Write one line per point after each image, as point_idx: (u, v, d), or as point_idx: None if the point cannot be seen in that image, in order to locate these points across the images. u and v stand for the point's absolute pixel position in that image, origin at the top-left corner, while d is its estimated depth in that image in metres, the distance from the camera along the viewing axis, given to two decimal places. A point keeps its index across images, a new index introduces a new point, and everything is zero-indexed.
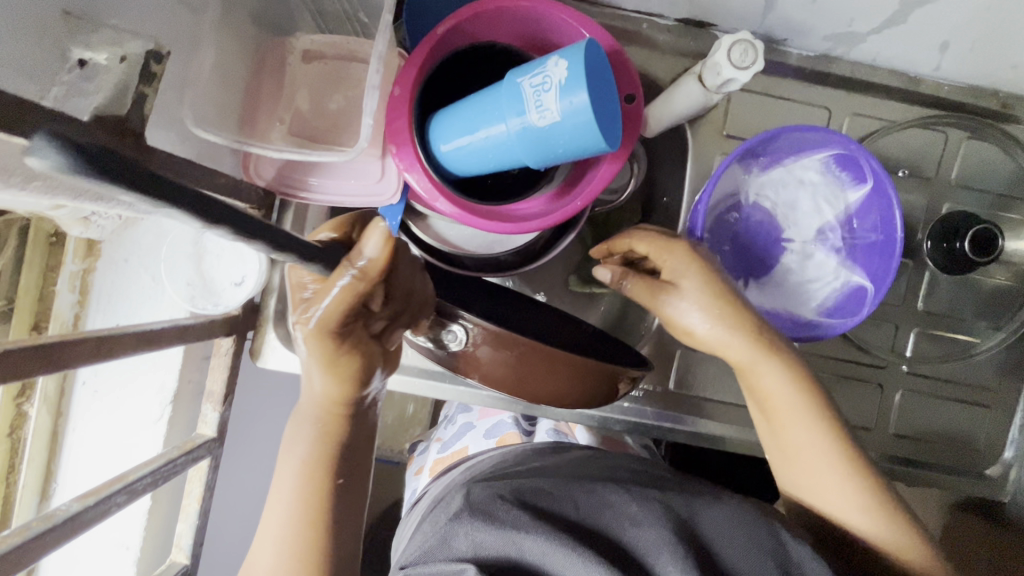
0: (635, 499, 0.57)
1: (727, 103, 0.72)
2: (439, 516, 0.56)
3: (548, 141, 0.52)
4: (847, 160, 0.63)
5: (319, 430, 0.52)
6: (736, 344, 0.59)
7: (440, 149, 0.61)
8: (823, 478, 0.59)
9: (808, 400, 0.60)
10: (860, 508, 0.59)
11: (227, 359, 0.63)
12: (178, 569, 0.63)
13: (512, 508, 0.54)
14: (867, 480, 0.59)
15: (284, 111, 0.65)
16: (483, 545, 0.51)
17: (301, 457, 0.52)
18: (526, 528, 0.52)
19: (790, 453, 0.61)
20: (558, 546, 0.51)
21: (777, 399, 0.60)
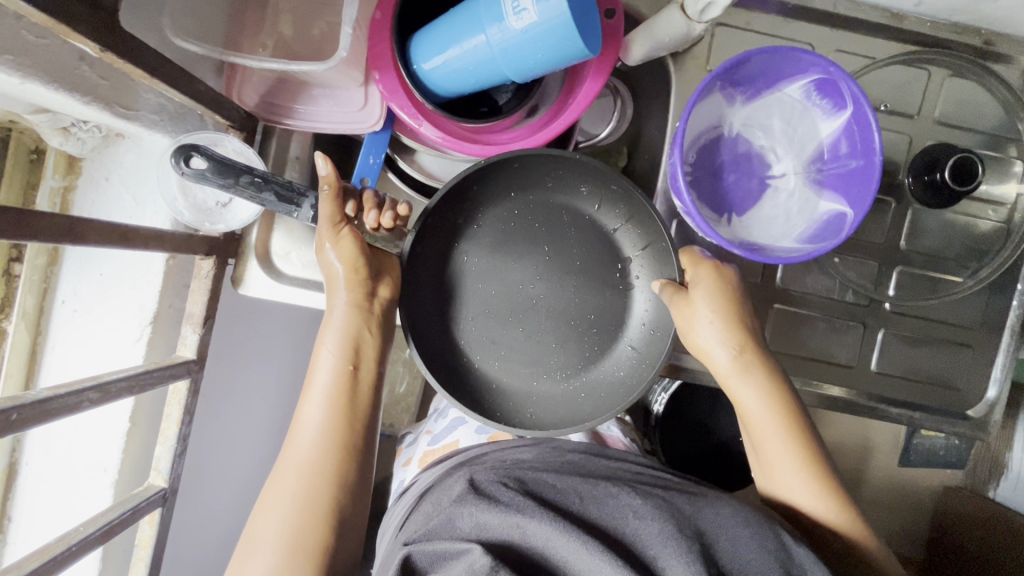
0: (640, 496, 0.57)
1: (709, 38, 0.72)
2: (441, 499, 0.59)
3: (527, 47, 0.52)
4: (826, 85, 0.63)
5: (345, 315, 0.63)
6: (733, 367, 0.63)
7: (422, 70, 0.61)
8: (802, 492, 0.61)
9: (801, 438, 0.62)
10: (826, 516, 0.60)
11: (208, 282, 0.63)
12: (156, 491, 0.62)
13: (515, 494, 0.56)
14: (833, 488, 0.61)
15: (268, 37, 0.66)
16: (485, 526, 0.53)
17: (336, 335, 0.62)
18: (529, 512, 0.53)
19: (775, 478, 0.62)
20: (559, 531, 0.52)
21: (766, 430, 0.62)
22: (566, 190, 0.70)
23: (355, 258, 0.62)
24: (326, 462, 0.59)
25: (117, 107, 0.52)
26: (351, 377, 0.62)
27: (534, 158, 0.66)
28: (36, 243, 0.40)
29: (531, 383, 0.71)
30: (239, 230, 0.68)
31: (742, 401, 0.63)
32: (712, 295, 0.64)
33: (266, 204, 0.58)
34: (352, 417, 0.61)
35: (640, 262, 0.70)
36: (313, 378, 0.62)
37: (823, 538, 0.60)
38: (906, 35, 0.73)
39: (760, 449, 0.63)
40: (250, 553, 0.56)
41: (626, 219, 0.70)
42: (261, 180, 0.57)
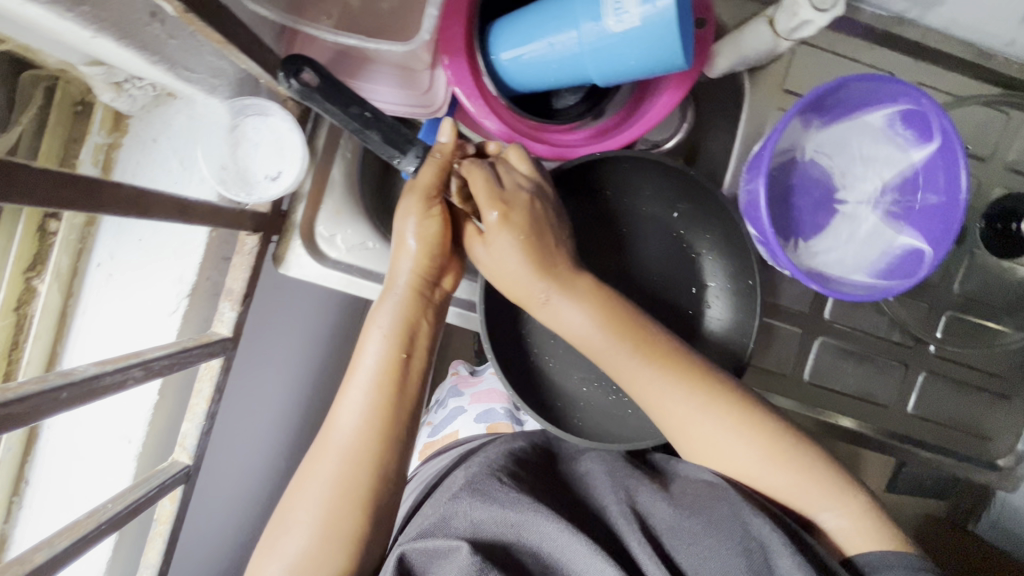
0: (621, 497, 0.58)
1: (789, 56, 0.69)
2: (439, 498, 0.59)
3: (621, 51, 0.49)
4: (913, 116, 0.61)
5: (404, 302, 0.62)
6: (624, 359, 0.60)
7: (499, 61, 0.58)
8: (715, 431, 0.59)
9: (713, 402, 0.59)
10: (739, 444, 0.59)
11: (251, 259, 0.61)
12: (181, 468, 0.61)
13: (508, 488, 0.56)
14: (730, 404, 0.59)
15: (333, 6, 0.62)
16: (478, 524, 0.54)
17: (385, 323, 0.61)
18: (521, 508, 0.54)
19: (695, 440, 0.60)
20: (555, 528, 0.53)
21: (680, 415, 0.60)
22: (658, 205, 0.70)
23: (432, 239, 0.61)
24: (364, 454, 0.57)
25: (181, 70, 0.49)
26: (402, 366, 0.60)
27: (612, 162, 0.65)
28: (105, 214, 0.38)
29: (581, 389, 0.72)
30: (285, 208, 0.65)
31: (643, 389, 0.61)
32: (512, 245, 0.59)
33: (368, 142, 0.55)
34: (398, 404, 0.60)
35: (717, 292, 0.70)
36: (361, 361, 0.61)
37: (742, 464, 0.58)
38: (990, 76, 0.70)
39: (676, 432, 0.61)
40: (282, 527, 0.56)
41: (716, 248, 0.69)
42: (374, 116, 0.54)
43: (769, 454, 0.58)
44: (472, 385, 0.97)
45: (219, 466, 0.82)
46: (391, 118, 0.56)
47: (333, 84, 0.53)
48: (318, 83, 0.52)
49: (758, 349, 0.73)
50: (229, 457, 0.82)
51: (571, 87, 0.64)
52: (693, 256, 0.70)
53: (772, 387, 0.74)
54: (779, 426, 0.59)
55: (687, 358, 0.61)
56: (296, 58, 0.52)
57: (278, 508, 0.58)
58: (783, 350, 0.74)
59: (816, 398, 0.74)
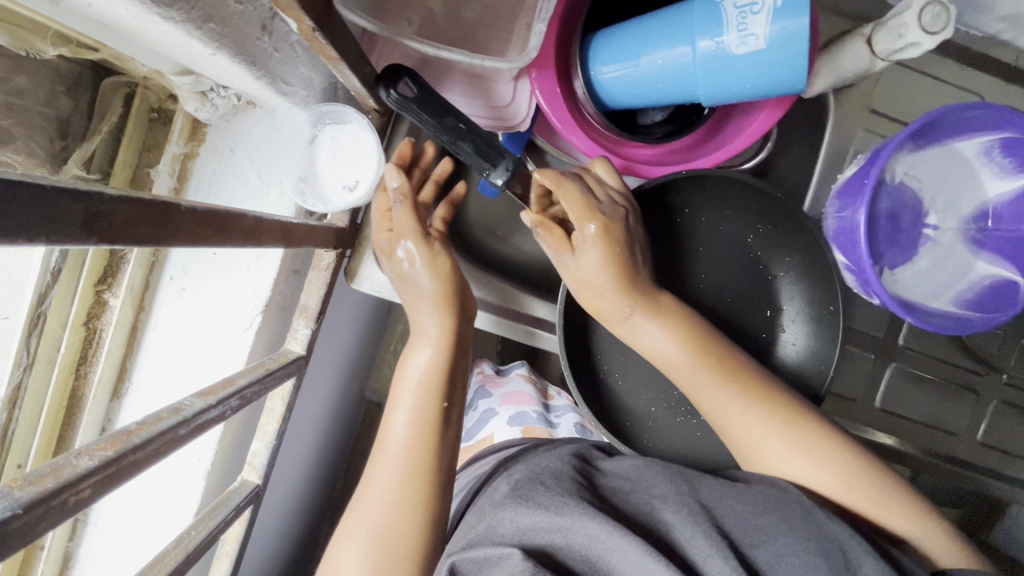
0: (674, 491, 0.52)
1: (877, 75, 0.67)
2: (484, 506, 0.56)
3: (738, 73, 0.47)
4: (1014, 146, 0.59)
5: (438, 350, 0.60)
6: (695, 372, 0.57)
7: (596, 74, 0.56)
8: (786, 450, 0.55)
9: (788, 419, 0.55)
10: (815, 465, 0.54)
11: (327, 275, 0.59)
12: (251, 489, 0.59)
13: (555, 493, 0.52)
14: (803, 421, 0.55)
15: (416, 12, 0.59)
16: (527, 531, 0.50)
17: (419, 375, 0.60)
18: (570, 513, 0.49)
19: (765, 460, 0.56)
20: (606, 529, 0.47)
21: (756, 434, 0.55)
22: (736, 222, 0.66)
23: (449, 281, 0.60)
24: (414, 487, 0.56)
25: (278, 83, 0.47)
26: (442, 415, 0.59)
27: (700, 181, 0.62)
28: (226, 246, 0.36)
29: (648, 408, 0.68)
30: (358, 221, 0.63)
31: (714, 405, 0.57)
32: (597, 257, 0.57)
33: (459, 154, 0.56)
34: (438, 451, 0.58)
35: (793, 318, 0.65)
36: (395, 409, 0.59)
37: (820, 487, 0.53)
38: None
39: (746, 450, 0.57)
40: (344, 542, 0.55)
41: (797, 273, 0.65)
42: (467, 128, 0.55)
43: (849, 476, 0.53)
44: (501, 385, 0.95)
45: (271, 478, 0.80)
46: (484, 132, 0.56)
47: (429, 94, 0.53)
48: (415, 94, 0.53)
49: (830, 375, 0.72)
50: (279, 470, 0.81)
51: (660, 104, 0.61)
52: (771, 276, 0.66)
53: (842, 412, 0.72)
54: (852, 445, 0.55)
55: (755, 370, 0.57)
56: (397, 67, 0.52)
57: (327, 553, 0.56)
58: (856, 377, 0.72)
59: (887, 424, 0.73)
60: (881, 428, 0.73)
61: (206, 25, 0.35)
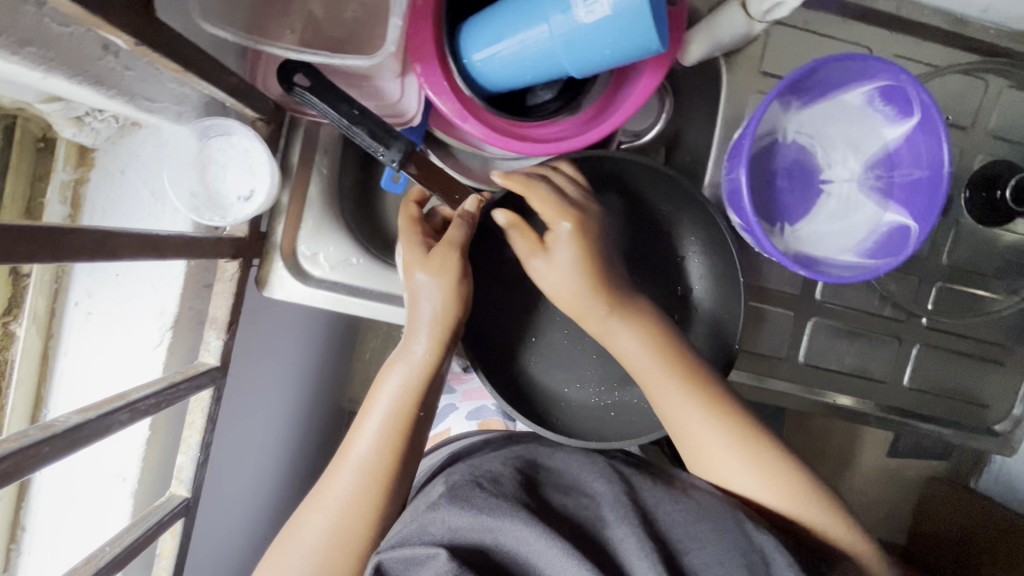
0: (608, 496, 0.52)
1: (765, 37, 0.68)
2: (419, 503, 0.52)
3: (593, 43, 0.48)
4: (892, 92, 0.60)
5: (418, 363, 0.61)
6: (663, 376, 0.58)
7: (472, 62, 0.57)
8: (732, 458, 0.56)
9: (738, 425, 0.57)
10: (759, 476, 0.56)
11: (233, 285, 0.60)
12: (178, 501, 0.60)
13: (489, 494, 0.49)
14: (749, 429, 0.58)
15: (295, 19, 0.60)
16: (457, 530, 0.47)
17: (399, 385, 0.61)
18: (505, 516, 0.47)
19: (710, 466, 0.58)
20: (537, 534, 0.46)
21: (708, 444, 0.57)
22: (644, 201, 0.67)
23: (449, 304, 0.62)
24: (376, 489, 0.57)
25: (143, 101, 0.48)
26: (416, 424, 0.60)
27: (593, 162, 0.65)
28: (65, 261, 0.37)
29: (563, 388, 0.68)
30: (264, 229, 0.64)
31: (674, 412, 0.58)
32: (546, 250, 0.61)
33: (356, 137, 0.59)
34: (404, 457, 0.59)
35: (702, 295, 0.67)
36: (370, 415, 0.61)
37: (759, 497, 0.56)
38: (968, 42, 0.70)
39: (695, 454, 0.58)
40: (291, 536, 0.56)
41: (703, 249, 0.66)
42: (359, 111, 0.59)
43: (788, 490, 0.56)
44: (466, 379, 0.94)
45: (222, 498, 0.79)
46: (378, 118, 0.60)
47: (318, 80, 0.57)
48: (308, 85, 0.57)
49: (753, 335, 0.73)
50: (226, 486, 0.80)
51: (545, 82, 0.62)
52: (676, 254, 0.68)
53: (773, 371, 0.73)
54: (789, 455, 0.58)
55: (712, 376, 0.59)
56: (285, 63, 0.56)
57: (269, 552, 0.57)
58: (779, 335, 0.73)
59: (816, 379, 0.74)
60: (807, 383, 0.74)
61: (23, 50, 0.36)
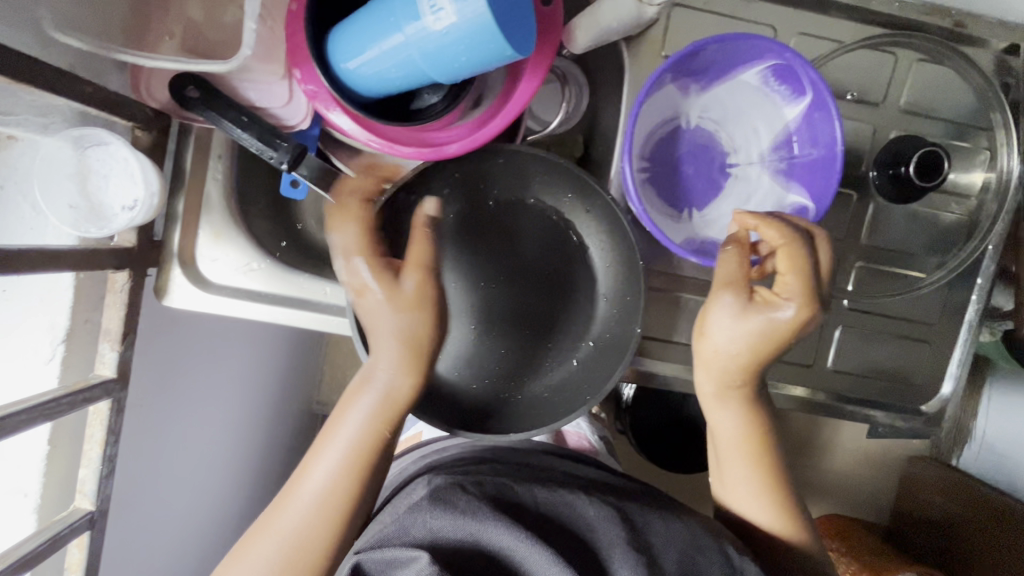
0: (592, 501, 0.56)
1: (664, 20, 0.67)
2: (401, 504, 0.56)
3: (447, 49, 0.48)
4: (785, 72, 0.60)
5: (389, 394, 0.58)
6: (730, 427, 0.62)
7: (341, 68, 0.56)
8: (744, 481, 0.62)
9: (763, 459, 0.62)
10: (762, 503, 0.62)
11: (125, 296, 0.60)
12: (82, 515, 0.60)
13: (472, 497, 0.53)
14: (769, 464, 0.62)
15: (174, 24, 0.59)
16: (439, 531, 0.51)
17: (368, 413, 0.58)
18: (486, 519, 0.51)
19: (727, 484, 0.63)
20: (516, 534, 0.50)
21: (737, 491, 0.62)
22: (542, 195, 0.67)
23: (416, 335, 0.57)
24: (332, 516, 0.56)
25: None
26: (380, 455, 0.59)
27: (490, 156, 0.65)
28: None
29: (471, 386, 0.66)
30: (160, 238, 0.64)
31: (729, 449, 0.62)
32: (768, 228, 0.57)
33: (246, 142, 0.59)
34: (365, 481, 0.58)
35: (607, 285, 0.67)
36: (338, 436, 0.58)
37: (758, 520, 0.62)
38: (874, 17, 0.68)
39: (719, 470, 0.64)
40: (243, 558, 0.55)
41: (605, 237, 0.67)
42: (250, 116, 0.60)
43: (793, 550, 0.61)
44: None
45: (183, 521, 0.77)
46: (270, 124, 0.60)
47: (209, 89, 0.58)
48: (200, 94, 0.58)
49: (673, 324, 0.71)
50: (183, 505, 0.76)
51: (430, 86, 0.61)
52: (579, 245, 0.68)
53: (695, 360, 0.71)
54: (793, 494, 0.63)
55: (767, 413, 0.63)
56: (178, 76, 0.58)
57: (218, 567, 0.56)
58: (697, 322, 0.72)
59: None
60: None
61: None
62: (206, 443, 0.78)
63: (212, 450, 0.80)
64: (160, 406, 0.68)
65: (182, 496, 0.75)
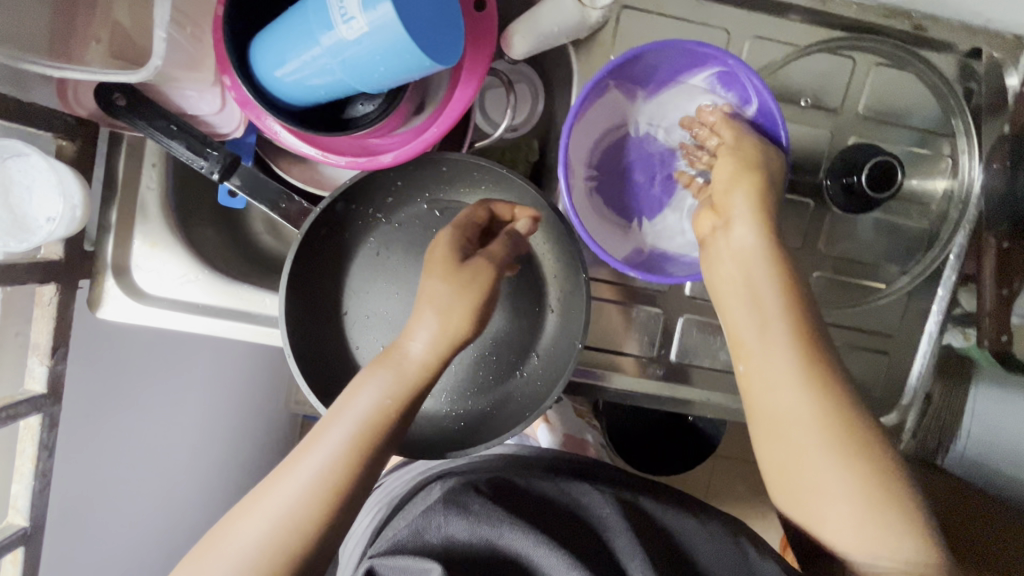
0: (590, 492, 0.62)
1: (614, 23, 0.65)
2: (412, 508, 0.58)
3: (364, 60, 0.46)
4: (730, 78, 0.58)
5: (400, 374, 0.54)
6: (798, 433, 0.53)
7: (266, 78, 0.54)
8: (837, 473, 0.52)
9: (854, 441, 0.52)
10: (864, 504, 0.51)
11: (53, 310, 0.58)
12: (14, 531, 0.59)
13: (484, 501, 0.58)
14: (861, 449, 0.52)
15: (99, 29, 0.57)
16: (453, 536, 0.56)
17: (365, 408, 0.54)
18: (498, 525, 0.56)
19: (812, 483, 0.53)
20: (529, 539, 0.56)
21: (843, 507, 0.52)
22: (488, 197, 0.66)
23: (450, 330, 0.56)
24: (329, 495, 0.52)
25: None
26: (386, 436, 0.54)
27: (433, 165, 0.63)
28: None
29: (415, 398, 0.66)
30: (93, 249, 0.63)
31: (800, 463, 0.53)
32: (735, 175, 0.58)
33: (177, 152, 0.58)
34: (359, 477, 0.53)
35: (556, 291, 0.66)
36: (334, 422, 0.54)
37: (859, 526, 0.52)
38: (832, 20, 0.66)
39: (797, 469, 0.53)
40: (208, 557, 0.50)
41: (553, 244, 0.65)
42: (181, 125, 0.58)
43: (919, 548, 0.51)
44: None
45: (141, 531, 0.76)
46: (202, 132, 0.59)
47: (136, 97, 0.57)
48: (128, 101, 0.57)
49: (626, 336, 0.70)
50: (142, 518, 0.76)
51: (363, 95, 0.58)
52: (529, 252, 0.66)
53: (646, 371, 0.70)
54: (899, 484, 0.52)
55: (843, 376, 0.54)
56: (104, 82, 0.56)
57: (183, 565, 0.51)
58: (651, 333, 0.70)
59: (693, 378, 0.71)
60: (683, 384, 0.70)
61: None
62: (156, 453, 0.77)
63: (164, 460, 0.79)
64: (98, 417, 0.67)
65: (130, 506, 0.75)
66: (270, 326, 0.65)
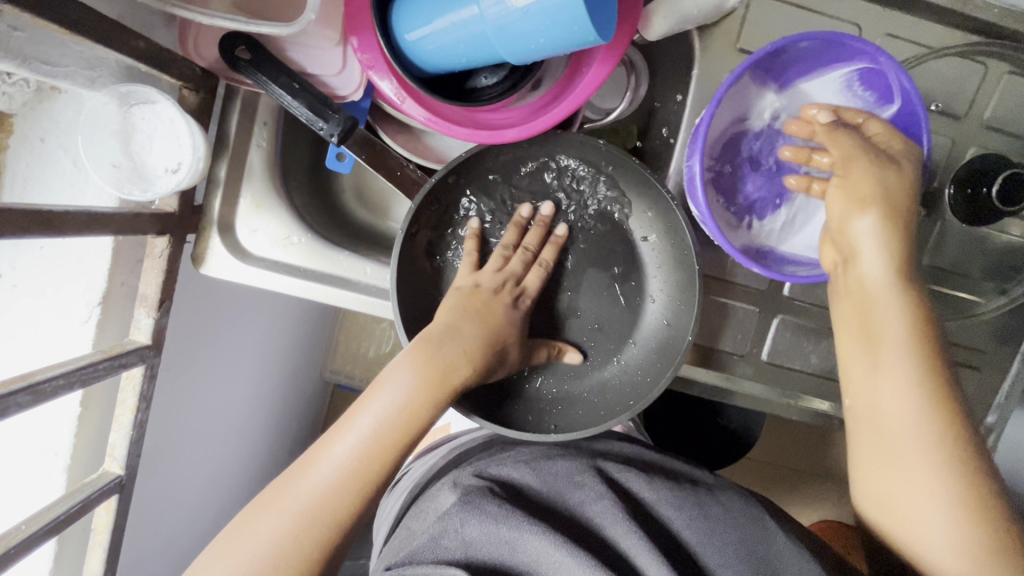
0: (605, 484, 0.56)
1: (744, 10, 0.63)
2: (427, 514, 0.53)
3: (525, 27, 0.45)
4: (872, 77, 0.56)
5: (425, 378, 0.54)
6: (886, 446, 0.52)
7: (404, 40, 0.53)
8: (913, 474, 0.51)
9: (940, 445, 0.50)
10: (933, 510, 0.50)
11: (163, 262, 0.58)
12: (110, 479, 0.59)
13: (502, 503, 0.52)
14: (947, 456, 0.50)
15: None
16: (472, 545, 0.50)
17: (393, 404, 0.53)
18: (519, 527, 0.50)
19: (883, 465, 0.53)
20: (553, 544, 0.49)
21: (919, 529, 0.50)
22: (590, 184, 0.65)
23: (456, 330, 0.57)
24: (360, 486, 0.50)
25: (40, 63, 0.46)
26: (402, 443, 0.53)
27: (546, 144, 0.62)
28: None
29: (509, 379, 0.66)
30: (200, 203, 0.62)
31: (889, 456, 0.52)
32: (874, 224, 0.54)
33: (295, 110, 0.56)
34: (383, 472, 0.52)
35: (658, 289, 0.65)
36: (364, 414, 0.53)
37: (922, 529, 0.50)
38: (966, 23, 0.64)
39: (868, 449, 0.54)
40: (245, 533, 0.48)
41: (654, 232, 0.65)
42: (301, 83, 0.56)
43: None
44: None
45: (204, 484, 0.78)
46: (321, 92, 0.57)
47: (260, 52, 0.55)
48: (252, 57, 0.55)
49: (719, 331, 0.69)
50: (205, 472, 0.77)
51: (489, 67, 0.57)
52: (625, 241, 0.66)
53: (734, 369, 0.69)
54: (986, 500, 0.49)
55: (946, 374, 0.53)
56: (231, 34, 0.55)
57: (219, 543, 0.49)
58: (744, 330, 0.69)
59: (779, 380, 0.70)
60: (770, 384, 0.70)
61: None
62: (223, 412, 0.77)
63: (228, 420, 0.79)
64: (185, 372, 0.67)
65: (196, 462, 0.75)
66: (378, 296, 0.65)
